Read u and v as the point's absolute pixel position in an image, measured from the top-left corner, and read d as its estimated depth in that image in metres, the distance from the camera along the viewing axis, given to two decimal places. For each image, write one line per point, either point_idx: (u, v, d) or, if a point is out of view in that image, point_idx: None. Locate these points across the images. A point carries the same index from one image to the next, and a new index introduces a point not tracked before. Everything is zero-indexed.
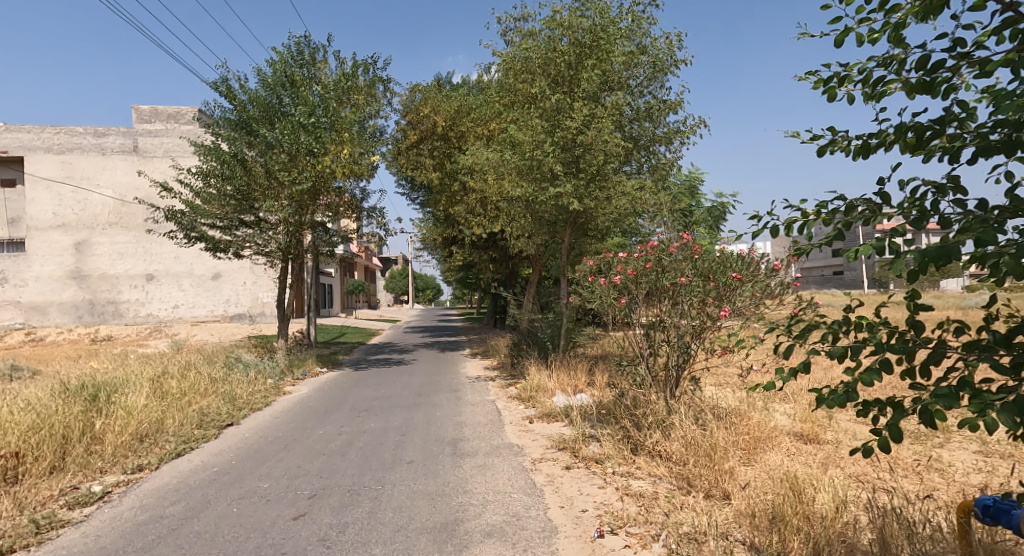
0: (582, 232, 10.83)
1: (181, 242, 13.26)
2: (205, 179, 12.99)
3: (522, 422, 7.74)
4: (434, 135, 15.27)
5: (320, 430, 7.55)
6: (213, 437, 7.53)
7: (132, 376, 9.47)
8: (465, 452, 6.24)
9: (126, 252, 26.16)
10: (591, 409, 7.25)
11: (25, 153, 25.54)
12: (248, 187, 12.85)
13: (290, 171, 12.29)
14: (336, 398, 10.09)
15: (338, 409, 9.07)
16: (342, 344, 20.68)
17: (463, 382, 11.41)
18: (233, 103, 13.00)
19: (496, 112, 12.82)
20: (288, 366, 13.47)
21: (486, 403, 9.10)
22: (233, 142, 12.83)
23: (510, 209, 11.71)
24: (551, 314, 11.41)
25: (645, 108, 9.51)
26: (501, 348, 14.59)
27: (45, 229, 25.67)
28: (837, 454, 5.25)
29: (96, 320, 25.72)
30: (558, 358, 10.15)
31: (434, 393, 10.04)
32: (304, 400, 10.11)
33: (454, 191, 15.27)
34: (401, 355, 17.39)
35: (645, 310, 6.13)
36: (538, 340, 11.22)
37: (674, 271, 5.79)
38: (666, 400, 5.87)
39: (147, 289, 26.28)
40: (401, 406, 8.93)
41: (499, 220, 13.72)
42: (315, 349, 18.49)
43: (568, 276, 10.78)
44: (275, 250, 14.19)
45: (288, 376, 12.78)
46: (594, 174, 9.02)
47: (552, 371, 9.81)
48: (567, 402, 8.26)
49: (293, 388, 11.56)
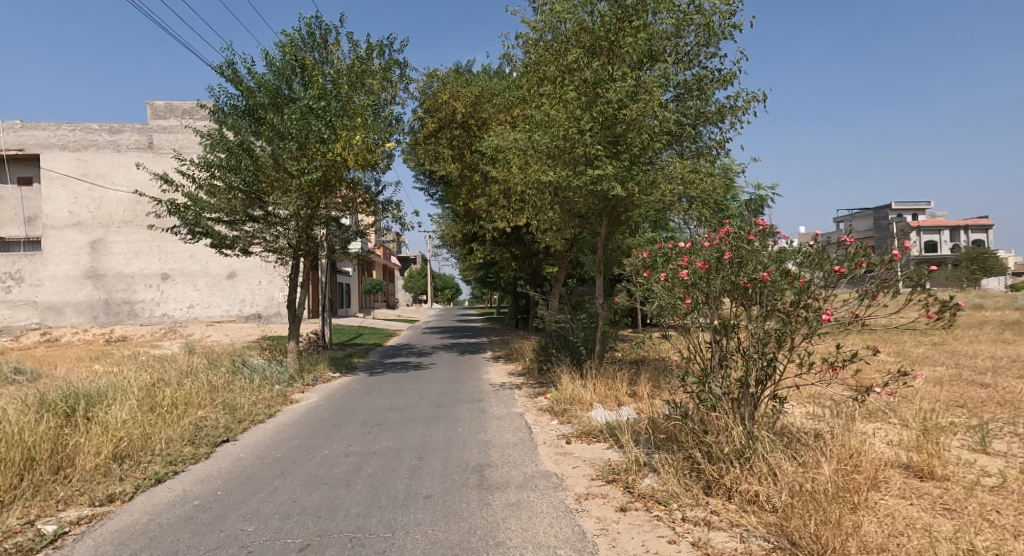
0: (619, 223, 9.71)
1: (186, 239, 12.44)
2: (210, 170, 12.11)
3: (558, 442, 6.66)
4: (455, 123, 14.25)
5: (325, 450, 6.56)
6: (204, 457, 6.57)
7: (125, 384, 8.60)
8: (494, 484, 5.18)
9: (141, 251, 25.63)
10: (640, 430, 6.15)
11: (41, 151, 25.15)
12: (258, 179, 12.05)
13: (299, 161, 11.38)
14: (347, 409, 9.12)
15: (347, 423, 8.07)
16: (359, 346, 19.79)
17: (486, 390, 10.37)
18: (239, 88, 12.13)
19: (523, 95, 11.72)
20: (298, 371, 12.56)
21: (514, 417, 8.04)
22: (239, 130, 11.93)
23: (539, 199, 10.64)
24: (584, 315, 10.30)
25: (694, 82, 8.36)
26: (526, 351, 13.53)
27: (60, 227, 25.24)
28: (971, 498, 4.10)
29: (111, 320, 25.25)
30: (593, 365, 9.06)
31: (454, 404, 9.02)
32: (312, 411, 9.15)
33: (475, 183, 14.23)
34: (420, 358, 16.43)
35: (716, 312, 4.93)
36: (570, 344, 10.14)
37: (756, 263, 4.59)
38: (743, 424, 4.74)
39: (162, 288, 25.74)
40: (418, 421, 7.91)
41: (526, 211, 12.62)
42: (329, 351, 17.63)
43: (604, 274, 9.67)
44: (285, 247, 13.32)
45: (297, 383, 11.87)
46: (637, 156, 7.96)
47: (587, 380, 8.72)
48: (609, 418, 7.17)
49: (301, 396, 10.61)
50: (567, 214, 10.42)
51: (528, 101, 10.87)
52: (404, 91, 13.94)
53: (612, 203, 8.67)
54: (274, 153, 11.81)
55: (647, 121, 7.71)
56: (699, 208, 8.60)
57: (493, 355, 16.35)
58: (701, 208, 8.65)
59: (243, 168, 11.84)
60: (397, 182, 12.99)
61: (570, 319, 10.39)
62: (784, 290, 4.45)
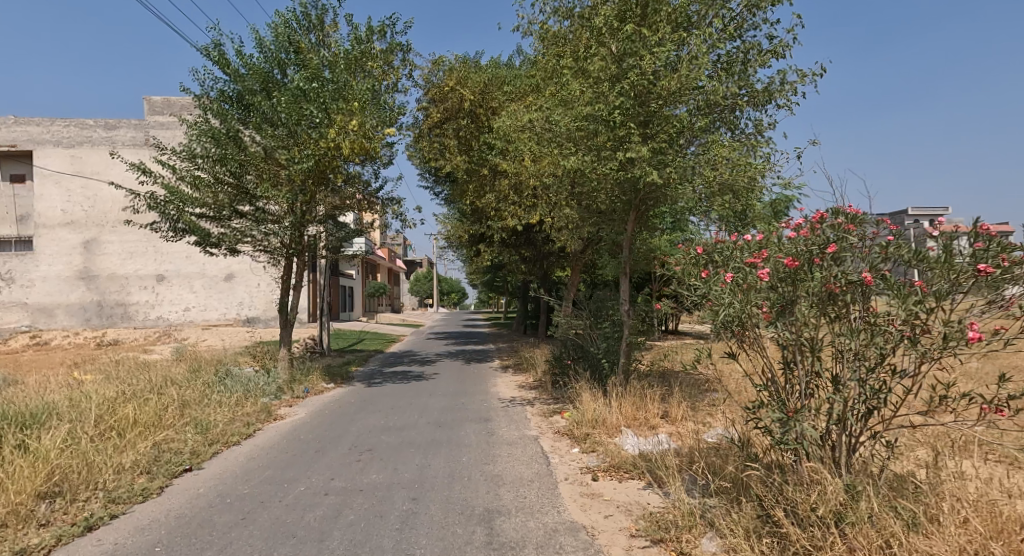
0: (645, 218, 8.56)
1: (167, 237, 11.38)
2: (193, 160, 11.05)
3: (582, 479, 5.52)
4: (462, 113, 13.12)
5: (302, 486, 5.42)
6: (156, 493, 5.45)
7: (82, 399, 7.51)
8: (508, 543, 4.04)
9: (136, 251, 24.69)
10: (685, 468, 5.00)
11: (34, 147, 24.27)
12: (244, 167, 10.97)
13: (290, 150, 10.33)
14: (335, 428, 8.00)
15: (333, 448, 6.93)
16: (359, 352, 18.69)
17: (495, 407, 9.23)
18: (226, 72, 11.09)
19: (540, 78, 10.59)
20: (289, 381, 11.47)
21: (528, 443, 6.87)
22: (225, 117, 10.88)
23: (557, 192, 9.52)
24: (607, 322, 9.14)
25: (738, 54, 7.23)
26: (538, 361, 12.36)
27: (53, 226, 24.33)
28: None
29: (104, 323, 24.32)
30: (617, 382, 7.92)
31: (458, 425, 7.88)
32: (296, 430, 8.03)
33: (484, 178, 13.11)
34: (423, 366, 15.29)
35: (801, 325, 3.69)
36: (589, 355, 9.00)
37: (864, 259, 3.45)
38: (839, 475, 3.55)
39: (158, 290, 24.78)
40: (416, 447, 6.77)
41: (542, 205, 11.45)
42: (326, 359, 16.56)
43: (629, 275, 8.51)
44: (277, 246, 12.25)
45: (286, 395, 10.78)
46: (671, 138, 6.89)
47: (611, 399, 7.56)
48: (642, 447, 6.09)
49: (288, 411, 9.50)
50: (589, 209, 9.30)
51: (546, 82, 9.74)
52: (407, 78, 12.84)
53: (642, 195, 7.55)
54: (264, 142, 10.78)
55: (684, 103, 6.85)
56: (744, 206, 7.67)
57: (502, 365, 15.19)
58: (747, 213, 7.79)
59: (229, 158, 10.81)
60: (398, 176, 11.93)
61: (590, 328, 9.22)
62: (908, 296, 3.22)
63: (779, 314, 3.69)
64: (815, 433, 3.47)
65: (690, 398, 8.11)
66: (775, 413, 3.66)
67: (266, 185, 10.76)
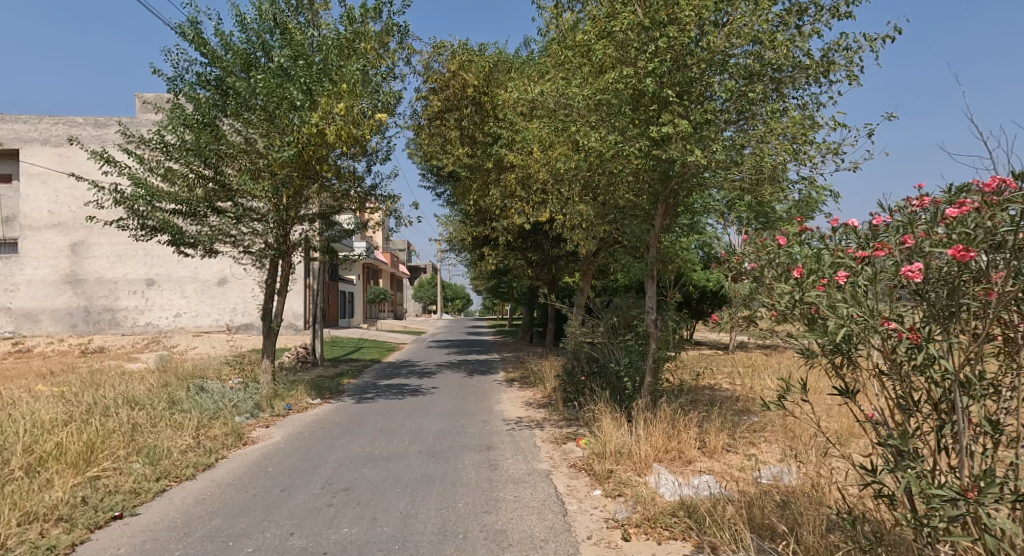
0: (675, 209, 7.36)
1: (136, 236, 10.26)
2: (165, 151, 9.96)
3: (609, 538, 4.32)
4: (465, 101, 11.95)
5: (251, 545, 4.22)
6: (67, 552, 4.26)
7: (13, 423, 6.36)
8: None
9: (125, 255, 23.65)
10: (750, 531, 3.81)
11: (20, 146, 23.27)
12: (222, 157, 9.86)
13: (272, 137, 9.24)
14: (311, 458, 6.80)
15: (303, 486, 5.73)
16: (354, 362, 17.51)
17: (499, 430, 8.04)
18: (201, 52, 9.92)
19: (555, 57, 9.39)
20: (271, 397, 10.32)
21: (539, 482, 5.65)
22: (200, 102, 9.77)
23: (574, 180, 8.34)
24: (629, 334, 7.93)
25: (797, 9, 5.98)
26: (548, 376, 11.13)
27: (39, 228, 23.33)
28: None
29: (91, 330, 23.31)
30: (643, 405, 6.73)
31: (456, 455, 6.68)
32: (265, 459, 6.84)
33: (488, 173, 11.93)
34: (422, 378, 14.09)
35: (962, 350, 2.45)
36: (608, 372, 7.80)
37: None
38: None
39: (148, 295, 23.73)
40: (402, 487, 5.57)
41: (552, 201, 10.28)
42: (318, 371, 15.41)
43: (655, 275, 7.30)
44: (260, 246, 11.13)
45: (266, 412, 9.63)
46: (710, 112, 5.77)
47: (637, 427, 6.36)
48: (681, 492, 4.89)
49: (262, 433, 8.31)
50: (612, 201, 8.14)
51: (565, 59, 8.54)
52: (405, 63, 11.69)
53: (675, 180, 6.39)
54: (244, 130, 9.68)
55: (723, 78, 5.86)
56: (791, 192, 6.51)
57: (507, 377, 13.96)
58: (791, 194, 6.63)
59: (204, 147, 9.71)
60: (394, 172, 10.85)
61: (609, 340, 8.01)
62: None
63: (933, 330, 2.44)
64: (996, 522, 2.25)
65: (728, 423, 6.90)
66: (922, 485, 2.43)
67: (245, 178, 9.67)
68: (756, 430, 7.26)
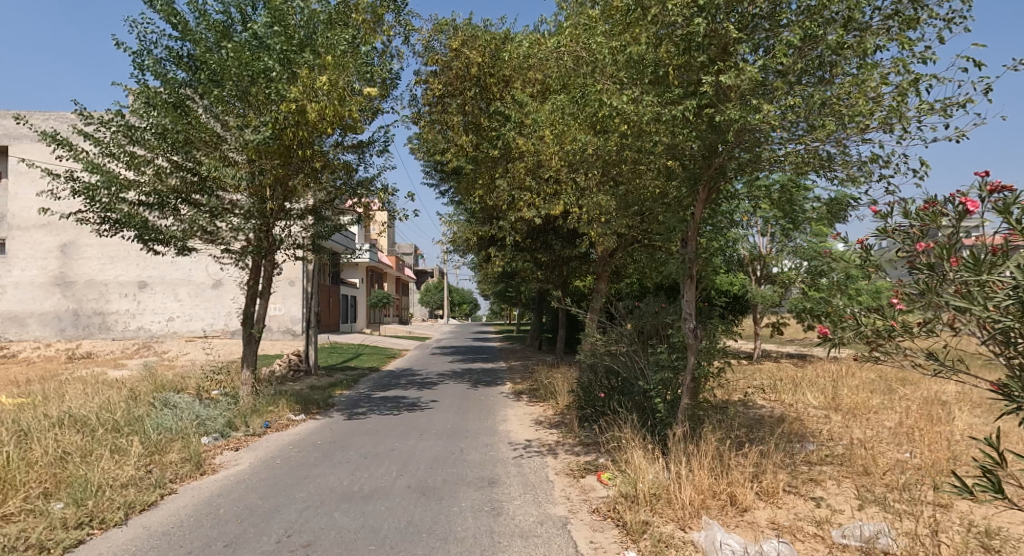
0: (715, 191, 5.98)
1: (100, 231, 9.15)
2: (128, 134, 8.81)
3: None
4: (468, 83, 10.78)
5: None
6: None
7: None
8: None
9: (116, 256, 22.64)
10: None
11: (9, 142, 22.33)
12: (193, 141, 8.75)
13: (248, 116, 8.10)
14: (275, 495, 5.57)
15: (257, 538, 4.51)
16: (350, 371, 16.32)
17: (506, 458, 6.81)
18: (171, 23, 8.79)
19: (572, 26, 8.20)
20: (248, 411, 9.16)
21: (554, 536, 4.42)
22: (168, 78, 8.61)
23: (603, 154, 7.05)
24: (659, 345, 6.69)
25: None
26: (561, 390, 9.88)
27: (28, 228, 22.39)
28: None
29: (80, 334, 22.34)
30: (681, 435, 5.47)
31: (452, 495, 5.44)
32: (221, 495, 5.62)
33: (494, 162, 10.74)
34: (421, 390, 12.88)
35: None
36: (636, 389, 6.57)
37: None
38: None
39: (139, 298, 22.70)
40: (380, 543, 4.32)
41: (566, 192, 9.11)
42: (309, 381, 14.27)
43: (695, 273, 5.91)
44: (240, 244, 10.00)
45: (240, 430, 8.45)
46: (775, 63, 4.53)
47: (676, 464, 5.11)
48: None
49: (226, 459, 7.07)
50: (644, 186, 6.98)
51: (592, 24, 7.35)
52: (403, 41, 10.52)
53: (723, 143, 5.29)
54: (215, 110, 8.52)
55: (785, 26, 4.74)
56: (844, 171, 5.32)
57: (514, 389, 12.72)
58: (837, 174, 5.46)
59: (173, 129, 8.59)
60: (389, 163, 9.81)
61: (636, 352, 6.78)
62: None
63: None
64: None
65: (782, 456, 5.65)
66: None
67: (217, 163, 8.53)
68: (814, 463, 6.00)
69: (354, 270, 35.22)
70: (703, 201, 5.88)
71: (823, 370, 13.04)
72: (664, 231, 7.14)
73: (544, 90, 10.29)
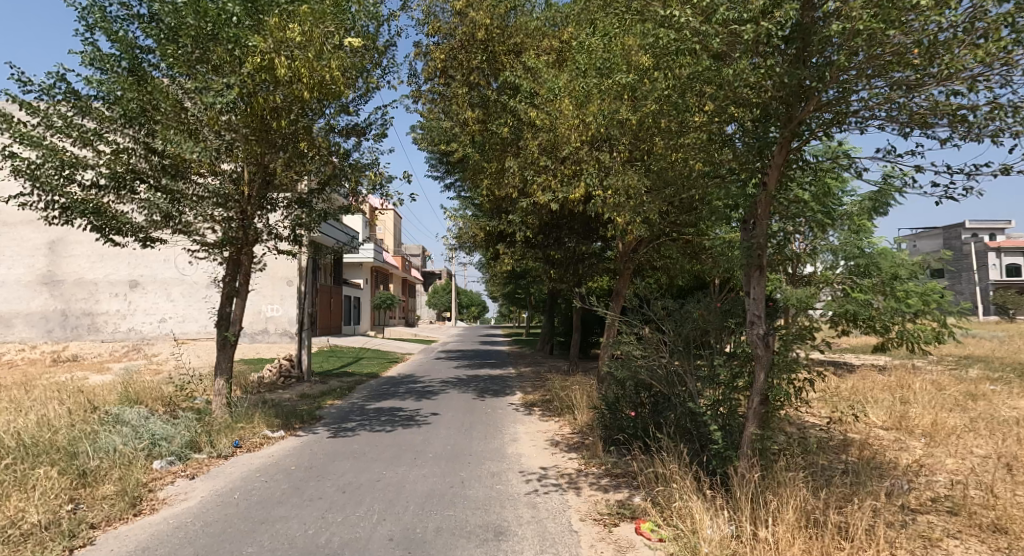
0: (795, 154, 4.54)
1: (48, 217, 7.90)
2: (77, 105, 7.54)
3: None
4: (476, 52, 9.48)
5: None
6: None
7: None
8: None
9: (105, 254, 21.52)
10: None
11: None
12: (152, 112, 7.51)
13: (212, 77, 6.81)
14: (218, 550, 4.27)
15: None
16: (347, 378, 15.06)
17: (518, 496, 5.49)
18: None
19: None
20: (218, 427, 7.92)
21: None
22: (123, 38, 7.34)
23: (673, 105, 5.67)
24: (711, 356, 5.30)
25: None
26: (580, 404, 8.54)
27: (15, 224, 21.38)
28: None
29: (68, 336, 21.30)
30: (751, 481, 4.13)
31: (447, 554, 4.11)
32: (148, 549, 4.32)
33: (504, 142, 9.43)
34: (421, 400, 11.58)
35: None
36: (687, 413, 5.23)
37: None
38: None
39: (130, 298, 21.58)
40: None
41: (589, 172, 7.72)
42: (300, 389, 13.04)
43: (765, 264, 4.47)
44: (214, 236, 8.75)
45: (204, 452, 7.19)
46: None
47: (749, 524, 3.78)
48: None
49: (176, 491, 5.77)
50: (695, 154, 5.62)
51: None
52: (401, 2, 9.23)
53: (814, 77, 3.96)
54: (169, 71, 7.15)
55: None
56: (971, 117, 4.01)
57: (525, 400, 11.39)
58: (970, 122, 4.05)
59: (126, 97, 7.32)
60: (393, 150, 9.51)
61: (680, 364, 5.41)
62: None
63: None
64: None
65: (885, 504, 4.26)
66: None
67: (179, 137, 7.26)
68: (918, 511, 4.62)
69: (357, 270, 34.08)
70: (779, 156, 4.51)
71: (872, 380, 11.61)
72: (717, 213, 5.77)
73: (560, 60, 8.98)
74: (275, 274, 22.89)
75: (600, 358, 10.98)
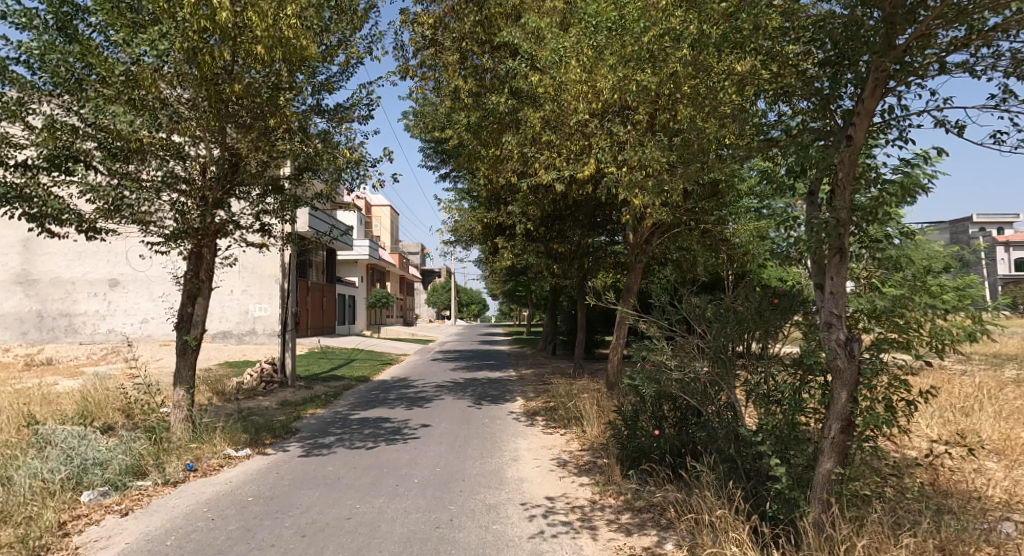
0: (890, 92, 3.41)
1: None
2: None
3: None
4: (470, 15, 8.35)
5: None
6: None
7: None
8: None
9: (83, 252, 20.44)
10: None
11: None
12: (84, 77, 6.31)
13: (150, 32, 5.69)
14: None
15: None
16: (334, 382, 13.98)
17: (521, 540, 4.40)
18: None
19: None
20: (172, 448, 6.84)
21: None
22: None
23: (714, 46, 4.51)
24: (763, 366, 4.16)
25: None
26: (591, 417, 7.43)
27: None
28: None
29: (44, 338, 20.25)
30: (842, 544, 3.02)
31: None
32: None
33: (501, 118, 8.33)
34: (411, 408, 10.46)
35: None
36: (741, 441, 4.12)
37: None
38: None
39: (110, 298, 20.51)
40: None
41: (599, 146, 6.63)
42: (280, 397, 11.96)
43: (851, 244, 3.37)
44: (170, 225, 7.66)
45: (147, 478, 6.09)
46: None
47: None
48: None
49: (94, 535, 4.66)
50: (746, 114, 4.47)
51: None
52: None
53: None
54: (101, 26, 5.93)
55: None
56: None
57: (526, 408, 10.27)
58: None
59: (55, 60, 6.20)
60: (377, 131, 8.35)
61: (726, 377, 4.34)
62: None
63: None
64: None
65: None
66: None
67: (116, 106, 6.14)
68: None
69: (352, 268, 32.96)
70: (871, 99, 3.30)
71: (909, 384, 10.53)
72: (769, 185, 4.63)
73: (566, 23, 7.88)
74: (262, 272, 21.80)
75: (610, 361, 9.90)
